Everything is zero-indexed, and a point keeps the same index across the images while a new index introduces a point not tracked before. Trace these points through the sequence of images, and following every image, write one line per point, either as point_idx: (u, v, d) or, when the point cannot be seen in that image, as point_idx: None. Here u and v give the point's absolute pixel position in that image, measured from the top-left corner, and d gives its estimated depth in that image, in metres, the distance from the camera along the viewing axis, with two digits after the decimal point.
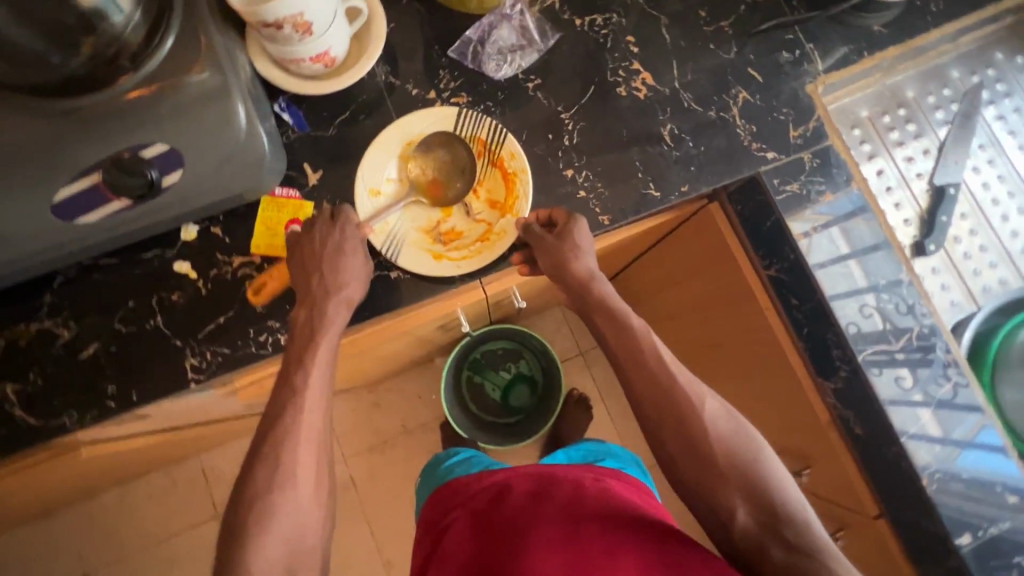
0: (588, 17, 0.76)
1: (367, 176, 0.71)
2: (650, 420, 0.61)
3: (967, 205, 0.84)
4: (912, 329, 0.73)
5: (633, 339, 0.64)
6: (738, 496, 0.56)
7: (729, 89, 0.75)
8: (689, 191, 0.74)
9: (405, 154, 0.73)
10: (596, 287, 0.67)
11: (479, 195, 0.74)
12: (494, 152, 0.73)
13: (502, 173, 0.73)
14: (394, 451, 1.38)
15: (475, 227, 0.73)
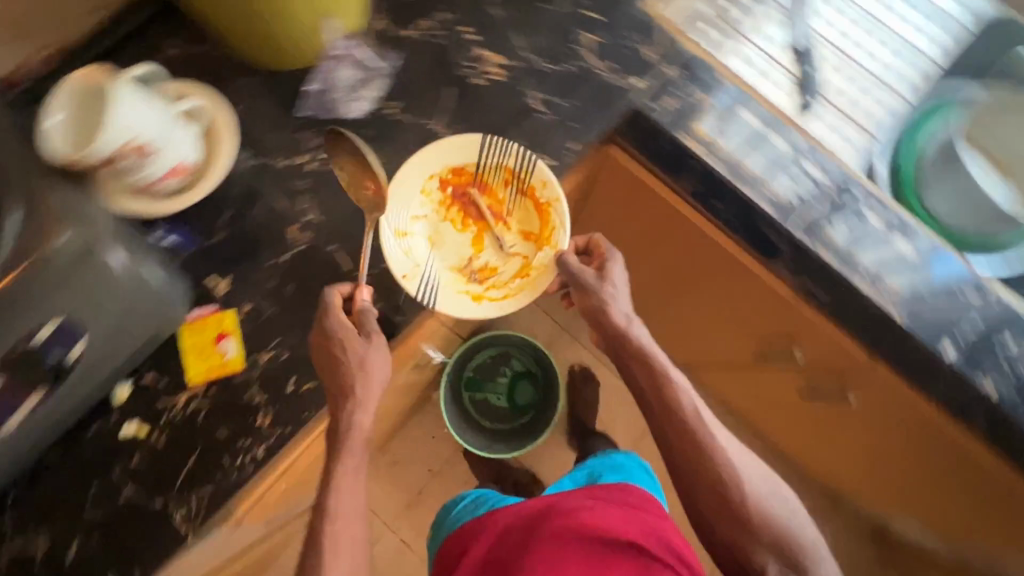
0: (417, 25, 0.76)
1: (392, 219, 0.70)
2: (686, 471, 0.66)
3: (830, 53, 0.85)
4: (831, 183, 0.74)
5: (673, 395, 0.68)
6: (762, 537, 0.63)
7: (574, 38, 0.76)
8: (580, 145, 0.74)
9: (427, 189, 0.73)
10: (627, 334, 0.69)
11: (512, 227, 0.75)
12: (524, 180, 0.73)
13: (535, 203, 0.73)
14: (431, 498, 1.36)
15: (512, 258, 0.75)
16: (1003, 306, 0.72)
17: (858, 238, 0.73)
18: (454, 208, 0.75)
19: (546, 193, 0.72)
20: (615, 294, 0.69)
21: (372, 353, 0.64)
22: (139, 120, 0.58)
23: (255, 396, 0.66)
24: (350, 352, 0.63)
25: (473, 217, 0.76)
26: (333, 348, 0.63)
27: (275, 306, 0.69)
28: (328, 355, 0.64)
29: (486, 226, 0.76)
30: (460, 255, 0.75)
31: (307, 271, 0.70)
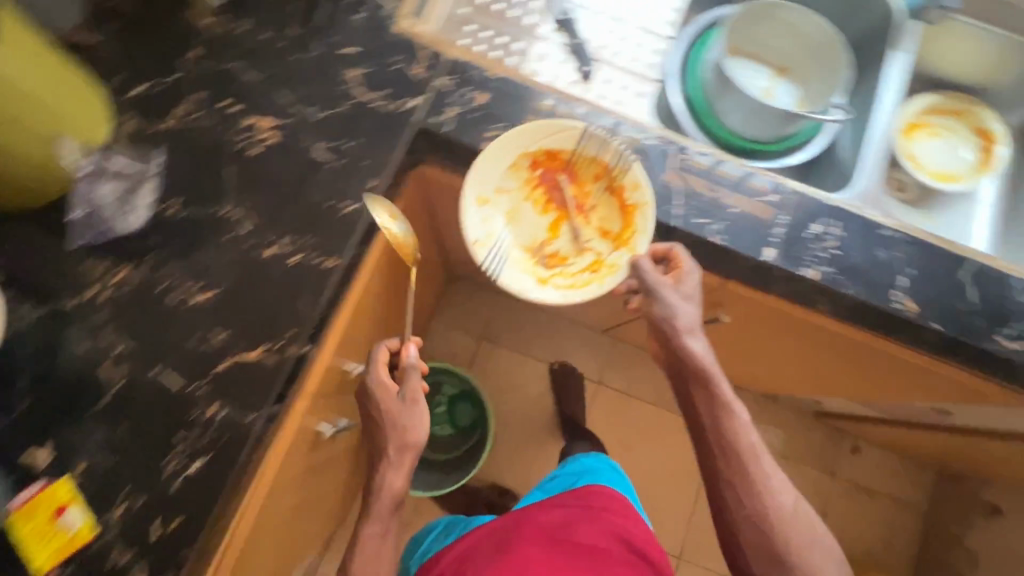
0: (174, 113, 0.72)
1: (480, 180, 0.76)
2: (725, 478, 0.71)
3: (593, 15, 0.87)
4: (619, 141, 0.76)
5: (728, 422, 0.72)
6: (787, 567, 0.68)
7: (339, 76, 0.74)
8: (379, 182, 0.72)
9: (517, 162, 0.78)
10: (682, 348, 0.73)
11: (590, 222, 0.80)
12: (613, 179, 0.77)
13: (620, 203, 0.77)
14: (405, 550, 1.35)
15: (591, 249, 0.80)
16: (801, 197, 0.75)
17: (660, 181, 0.75)
18: (546, 194, 0.81)
19: (636, 193, 0.75)
20: (687, 303, 0.73)
21: (408, 412, 0.76)
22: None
23: (121, 557, 0.61)
24: (390, 411, 0.76)
25: (568, 206, 0.80)
26: (378, 405, 0.77)
27: (111, 457, 0.62)
28: (378, 414, 0.77)
29: (566, 215, 0.81)
30: (535, 233, 0.80)
31: (135, 408, 0.64)
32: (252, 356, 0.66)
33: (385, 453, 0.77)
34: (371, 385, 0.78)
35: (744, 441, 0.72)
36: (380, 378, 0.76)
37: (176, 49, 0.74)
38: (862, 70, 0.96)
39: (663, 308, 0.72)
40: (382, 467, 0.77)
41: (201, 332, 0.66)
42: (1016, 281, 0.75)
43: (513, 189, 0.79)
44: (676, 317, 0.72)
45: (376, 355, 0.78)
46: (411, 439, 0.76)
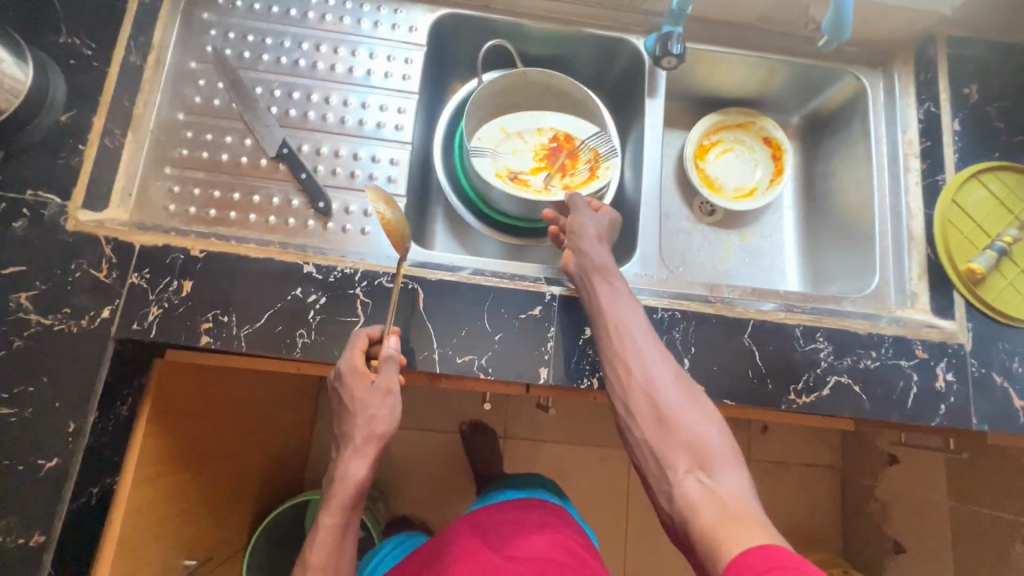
0: None
1: (507, 121, 0.90)
2: (616, 355, 0.65)
3: (316, 138, 0.78)
4: (361, 292, 0.68)
5: (618, 305, 0.67)
6: (676, 429, 0.60)
7: (7, 306, 0.63)
8: (76, 424, 0.62)
9: (545, 129, 0.90)
10: (587, 252, 0.70)
11: (563, 184, 0.85)
12: (597, 161, 0.86)
13: (590, 178, 0.85)
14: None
15: (547, 191, 0.85)
16: (565, 301, 0.71)
17: (415, 323, 0.68)
18: (551, 145, 0.89)
19: (607, 165, 0.85)
20: (602, 225, 0.74)
21: (378, 396, 0.64)
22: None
23: None
24: (358, 398, 0.64)
25: (557, 165, 0.86)
26: (351, 392, 0.64)
27: None
28: (344, 396, 0.65)
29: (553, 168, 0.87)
30: (519, 164, 0.87)
31: None
32: None
33: (348, 437, 0.65)
34: (346, 362, 0.64)
35: (637, 319, 0.66)
36: (354, 364, 0.63)
37: None
38: (628, 118, 0.92)
39: (580, 224, 0.73)
40: (345, 451, 0.65)
41: None
42: (799, 329, 0.73)
43: (529, 135, 0.89)
44: (589, 224, 0.73)
45: (361, 338, 0.64)
46: (377, 430, 0.64)
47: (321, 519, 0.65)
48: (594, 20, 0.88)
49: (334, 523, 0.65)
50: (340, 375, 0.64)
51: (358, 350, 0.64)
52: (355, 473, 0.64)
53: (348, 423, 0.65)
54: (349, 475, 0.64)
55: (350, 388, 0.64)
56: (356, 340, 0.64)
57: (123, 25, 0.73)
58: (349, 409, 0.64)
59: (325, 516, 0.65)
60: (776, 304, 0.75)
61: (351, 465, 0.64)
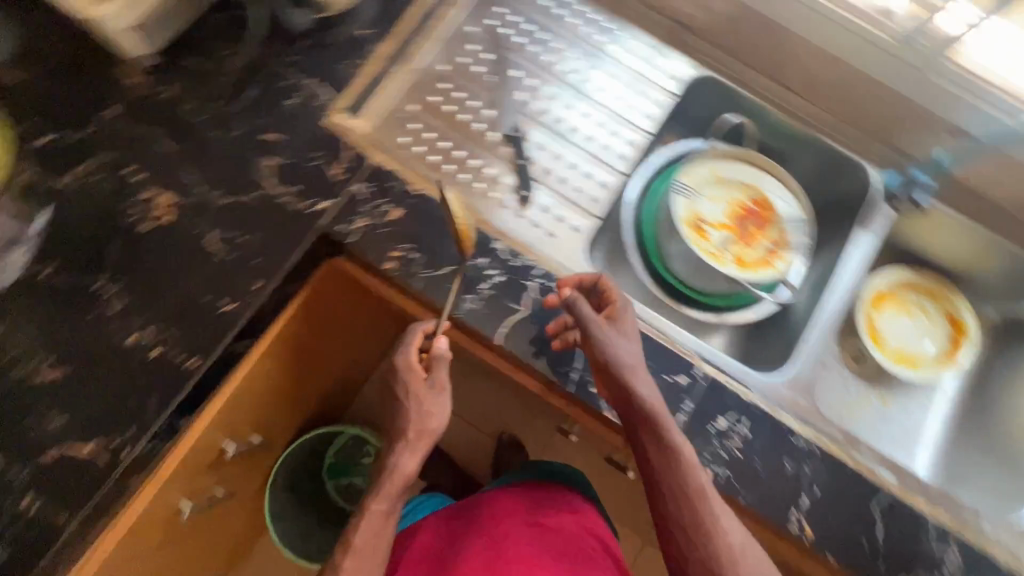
0: (74, 173, 0.70)
1: (720, 165, 0.88)
2: (677, 515, 0.60)
3: (544, 135, 0.82)
4: (532, 287, 0.71)
5: (671, 458, 0.60)
6: None
7: (253, 164, 0.71)
8: (264, 283, 0.68)
9: (752, 188, 0.87)
10: (631, 392, 0.62)
11: (739, 252, 0.84)
12: (780, 248, 0.85)
13: (765, 261, 0.84)
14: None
15: (722, 254, 0.83)
16: (712, 383, 0.69)
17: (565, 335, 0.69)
18: (748, 207, 0.87)
19: (786, 259, 0.84)
20: (627, 344, 0.65)
21: (432, 391, 0.67)
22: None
23: None
24: (416, 395, 0.66)
25: (744, 233, 0.85)
26: (405, 387, 0.67)
27: None
28: (399, 387, 0.67)
29: (738, 232, 0.85)
30: (710, 212, 0.86)
31: None
32: (81, 452, 0.62)
33: (400, 430, 0.66)
34: (398, 361, 0.68)
35: (694, 475, 0.60)
36: (410, 359, 0.67)
37: (92, 103, 0.72)
38: (829, 238, 0.90)
39: (604, 353, 0.63)
40: (396, 445, 0.66)
41: (38, 412, 0.63)
42: (933, 526, 0.68)
43: (735, 187, 0.87)
44: (612, 350, 0.64)
45: (406, 345, 0.68)
46: (429, 425, 0.66)
47: (368, 501, 0.66)
48: (837, 136, 0.88)
49: (387, 506, 0.66)
50: (394, 367, 0.68)
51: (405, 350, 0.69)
52: (408, 466, 0.65)
53: (400, 415, 0.66)
54: (401, 466, 0.65)
55: (402, 382, 0.67)
56: (409, 336, 0.69)
57: None
58: (403, 403, 0.66)
59: (371, 499, 0.66)
60: (917, 488, 0.70)
61: (403, 457, 0.65)
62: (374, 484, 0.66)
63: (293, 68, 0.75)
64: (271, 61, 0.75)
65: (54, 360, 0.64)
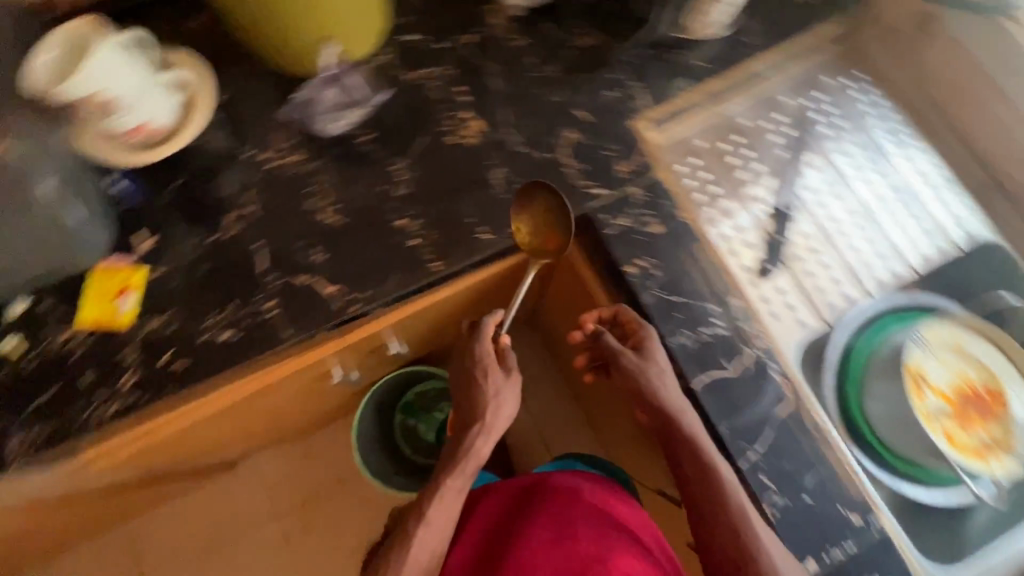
0: (420, 72, 0.80)
1: (965, 336, 0.80)
2: (721, 535, 0.63)
3: (810, 225, 0.82)
4: (746, 354, 0.72)
5: (711, 479, 0.64)
6: None
7: (557, 130, 0.77)
8: (520, 232, 0.73)
9: (991, 375, 0.78)
10: (676, 420, 0.66)
11: (952, 430, 0.75)
12: (996, 449, 0.75)
13: (976, 454, 0.75)
14: (328, 491, 1.47)
15: (935, 423, 0.75)
16: (882, 538, 0.66)
17: (759, 415, 0.70)
18: (978, 391, 0.78)
19: (999, 462, 0.75)
20: (663, 373, 0.68)
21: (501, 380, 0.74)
22: (91, 79, 0.60)
23: (128, 356, 0.68)
24: (490, 390, 0.74)
25: (965, 414, 0.76)
26: (478, 380, 0.74)
27: (183, 283, 0.71)
28: (467, 377, 0.75)
29: (958, 410, 0.76)
30: (936, 376, 0.77)
31: (225, 258, 0.72)
32: (326, 289, 0.71)
33: (473, 422, 0.73)
34: (471, 349, 0.75)
35: (732, 495, 0.63)
36: (484, 357, 0.74)
37: (458, 24, 0.82)
38: None
39: (638, 383, 0.67)
40: (473, 433, 0.73)
41: (311, 241, 0.73)
42: None
43: (974, 365, 0.79)
44: (636, 374, 0.68)
45: (480, 342, 0.75)
46: (493, 417, 0.74)
47: (441, 476, 0.72)
48: None
49: (460, 489, 0.73)
50: (471, 355, 0.75)
51: (473, 341, 0.75)
52: (482, 453, 0.74)
53: (470, 402, 0.74)
54: (475, 452, 0.73)
55: (470, 372, 0.75)
56: (481, 333, 0.75)
57: (782, 43, 0.84)
58: (473, 396, 0.74)
59: (445, 475, 0.72)
60: None
61: (478, 444, 0.73)
62: (444, 467, 0.73)
63: (626, 66, 0.80)
64: (612, 54, 0.81)
65: (341, 206, 0.74)
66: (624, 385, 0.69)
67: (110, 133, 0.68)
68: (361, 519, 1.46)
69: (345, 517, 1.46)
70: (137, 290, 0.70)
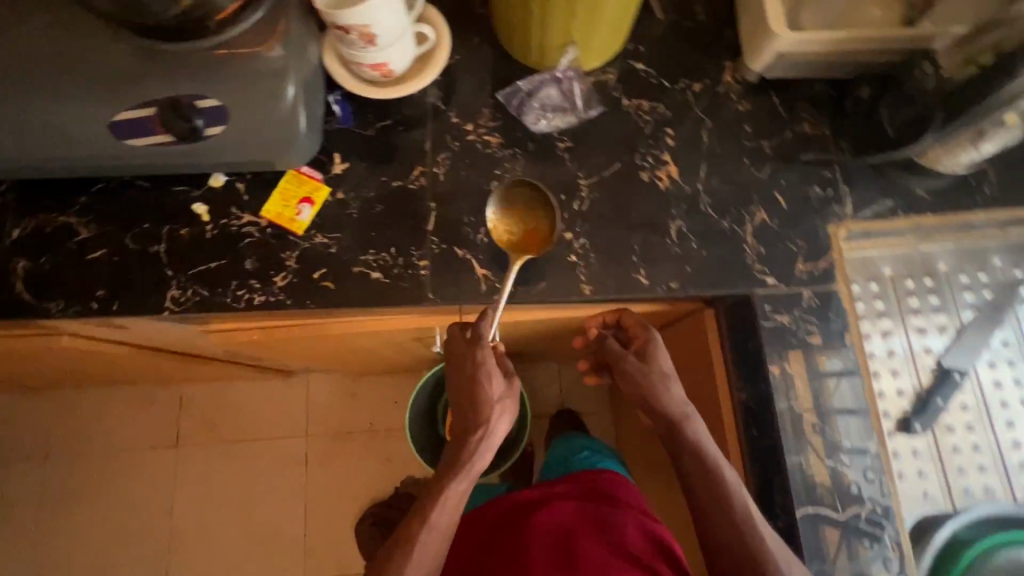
0: (636, 100, 0.79)
1: None
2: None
3: (973, 398, 0.76)
4: (866, 504, 0.67)
5: (738, 520, 0.61)
6: None
7: (749, 206, 0.75)
8: (676, 287, 0.73)
9: None
10: (701, 458, 0.64)
11: None
12: None
13: None
14: (360, 432, 1.52)
15: None
16: None
17: (853, 569, 0.66)
18: None
19: None
20: (666, 371, 0.68)
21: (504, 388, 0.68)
22: (368, 13, 0.64)
23: (289, 260, 0.72)
24: (492, 396, 0.67)
25: None
26: (475, 383, 0.68)
27: (356, 214, 0.74)
28: (465, 386, 0.68)
29: None
30: None
31: (399, 206, 0.75)
32: (477, 270, 0.73)
33: (470, 432, 0.67)
34: (479, 356, 0.68)
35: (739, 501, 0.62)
36: (485, 360, 0.68)
37: (694, 70, 0.80)
38: None
39: (637, 379, 0.68)
40: (472, 440, 0.67)
41: (480, 222, 0.75)
42: None
43: None
44: (640, 372, 0.68)
45: (481, 350, 0.68)
46: (493, 429, 0.68)
47: (440, 486, 0.67)
48: None
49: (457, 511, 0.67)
50: (471, 359, 0.68)
51: (476, 346, 0.68)
52: (481, 464, 0.68)
53: (470, 409, 0.67)
54: (475, 466, 0.67)
55: (473, 378, 0.68)
56: (485, 342, 0.68)
57: None
58: (474, 408, 0.67)
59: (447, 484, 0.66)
60: None
61: (477, 459, 0.67)
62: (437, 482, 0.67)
63: (847, 171, 0.76)
64: (836, 153, 0.77)
65: (515, 201, 0.76)
66: (630, 385, 0.69)
67: (355, 63, 0.73)
68: (378, 470, 1.51)
69: (365, 464, 1.51)
70: (315, 204, 0.74)
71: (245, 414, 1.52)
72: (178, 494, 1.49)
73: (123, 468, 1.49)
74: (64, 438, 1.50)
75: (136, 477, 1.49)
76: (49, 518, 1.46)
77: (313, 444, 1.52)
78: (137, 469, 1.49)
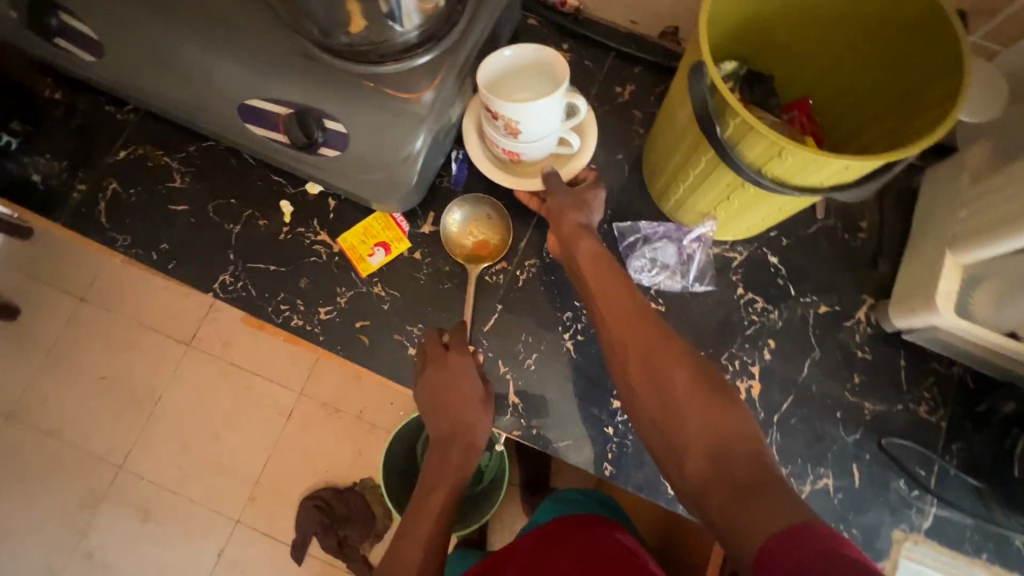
0: (752, 294, 0.72)
1: None
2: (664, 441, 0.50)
3: None
4: None
5: (664, 382, 0.52)
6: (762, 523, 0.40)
7: (818, 466, 0.67)
8: None
9: None
10: (625, 307, 0.57)
11: None
12: None
13: None
14: (347, 415, 1.46)
15: None
16: None
17: None
18: None
19: None
20: (581, 196, 0.67)
21: (479, 386, 0.65)
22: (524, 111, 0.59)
23: (341, 296, 0.70)
24: (468, 395, 0.64)
25: None
26: (440, 368, 0.65)
27: (423, 280, 0.71)
28: (446, 398, 0.64)
29: None
30: None
31: (467, 292, 0.71)
32: (511, 395, 0.69)
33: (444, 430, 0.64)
34: (455, 369, 0.65)
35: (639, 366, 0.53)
36: (461, 352, 0.66)
37: (825, 289, 0.72)
38: None
39: (560, 201, 0.65)
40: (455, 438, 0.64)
41: (539, 347, 0.70)
42: None
43: None
44: (569, 198, 0.66)
45: (461, 355, 0.65)
46: (475, 435, 0.64)
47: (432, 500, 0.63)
48: None
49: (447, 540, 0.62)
50: (449, 365, 0.65)
51: (456, 353, 0.66)
52: (470, 466, 0.65)
53: (453, 414, 0.64)
54: (461, 473, 0.64)
55: (457, 382, 0.64)
56: (466, 348, 0.66)
57: None
58: (455, 415, 0.64)
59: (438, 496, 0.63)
60: None
61: (462, 465, 0.64)
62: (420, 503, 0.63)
63: (942, 478, 0.66)
64: (940, 454, 0.67)
65: (579, 341, 0.70)
66: (560, 209, 0.65)
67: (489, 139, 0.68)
68: (345, 459, 1.44)
69: (338, 445, 1.45)
70: (390, 254, 0.72)
71: (250, 351, 1.49)
72: (156, 388, 1.47)
73: (119, 340, 1.49)
74: (84, 288, 1.51)
75: (128, 353, 1.48)
76: (49, 356, 1.48)
77: (302, 403, 1.47)
78: (132, 346, 1.49)
